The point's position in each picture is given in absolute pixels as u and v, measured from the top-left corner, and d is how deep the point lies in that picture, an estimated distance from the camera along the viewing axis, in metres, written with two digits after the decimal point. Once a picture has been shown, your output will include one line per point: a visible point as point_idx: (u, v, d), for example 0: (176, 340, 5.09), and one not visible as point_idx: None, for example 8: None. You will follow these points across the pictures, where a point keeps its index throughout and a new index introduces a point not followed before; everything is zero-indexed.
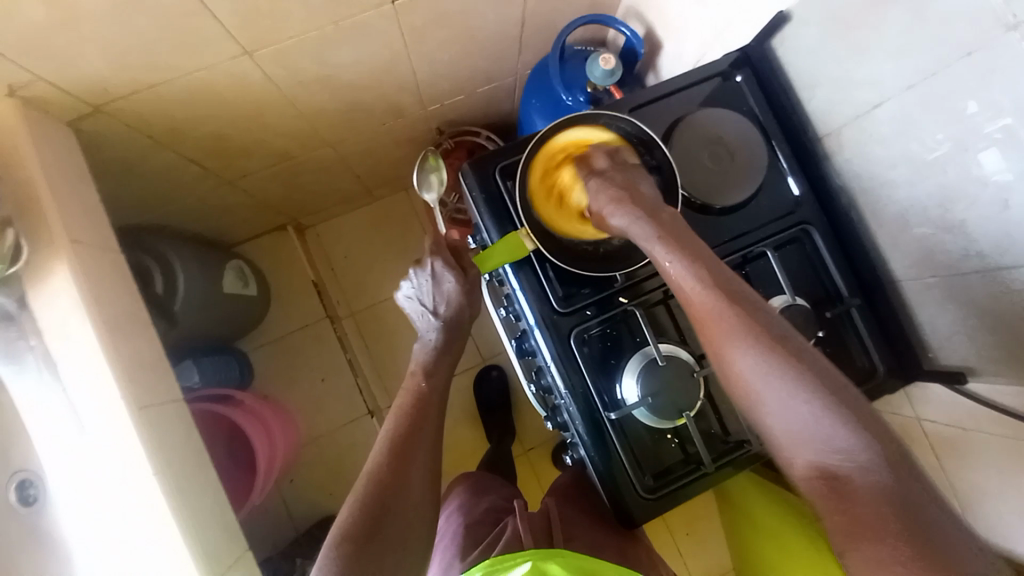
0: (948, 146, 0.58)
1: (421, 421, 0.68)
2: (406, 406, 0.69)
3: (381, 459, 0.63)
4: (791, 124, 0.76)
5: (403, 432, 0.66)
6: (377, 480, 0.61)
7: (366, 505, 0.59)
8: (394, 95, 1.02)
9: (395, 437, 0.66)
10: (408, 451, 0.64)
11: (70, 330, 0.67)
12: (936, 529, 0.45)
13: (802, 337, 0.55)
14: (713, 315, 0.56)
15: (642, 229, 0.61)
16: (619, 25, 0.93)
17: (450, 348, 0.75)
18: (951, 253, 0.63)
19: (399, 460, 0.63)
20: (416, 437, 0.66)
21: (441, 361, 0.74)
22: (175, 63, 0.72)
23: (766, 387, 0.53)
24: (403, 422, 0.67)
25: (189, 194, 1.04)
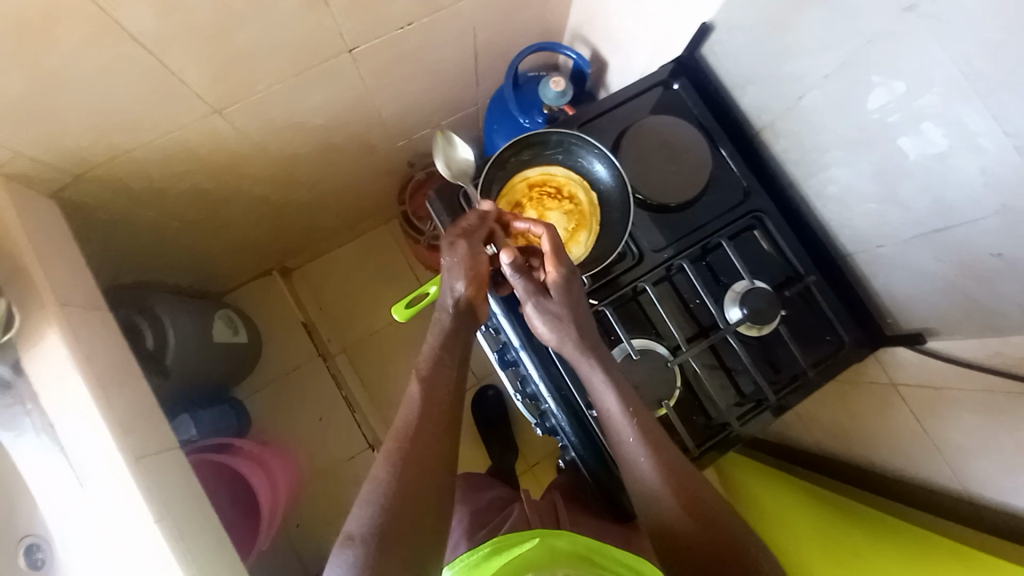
0: (873, 125, 0.63)
1: (426, 419, 0.65)
2: (413, 401, 0.67)
3: (386, 457, 0.63)
4: (730, 123, 0.81)
5: (407, 428, 0.65)
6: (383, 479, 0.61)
7: (380, 503, 0.59)
8: (363, 134, 1.07)
9: (399, 435, 0.64)
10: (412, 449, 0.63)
11: (66, 388, 0.69)
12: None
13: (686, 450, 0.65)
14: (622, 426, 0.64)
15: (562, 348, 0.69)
16: (565, 49, 1.00)
17: (461, 340, 0.72)
18: (892, 224, 0.68)
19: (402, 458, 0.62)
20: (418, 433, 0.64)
21: (444, 355, 0.70)
22: (151, 124, 0.77)
23: (649, 463, 0.63)
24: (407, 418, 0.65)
25: (174, 248, 1.08)
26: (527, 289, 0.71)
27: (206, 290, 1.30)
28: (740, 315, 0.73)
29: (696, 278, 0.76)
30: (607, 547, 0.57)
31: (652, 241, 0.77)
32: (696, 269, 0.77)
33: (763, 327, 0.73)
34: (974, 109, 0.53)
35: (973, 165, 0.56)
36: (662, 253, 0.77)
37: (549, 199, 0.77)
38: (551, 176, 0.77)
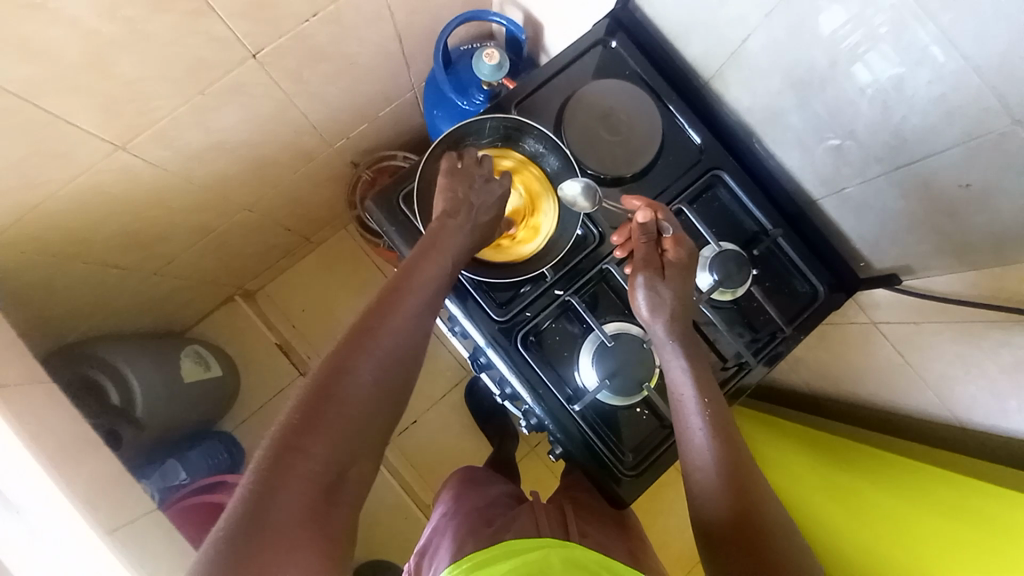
0: (821, 62, 0.59)
1: (352, 391, 0.54)
2: (337, 352, 0.57)
3: (298, 427, 0.51)
4: (676, 76, 0.76)
5: (339, 400, 0.53)
6: (302, 455, 0.49)
7: (305, 407, 0.52)
8: (295, 142, 0.99)
9: (315, 398, 0.53)
10: (348, 423, 0.53)
11: (15, 475, 0.64)
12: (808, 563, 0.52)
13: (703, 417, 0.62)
14: (688, 393, 0.63)
15: (655, 328, 0.67)
16: (494, 16, 0.92)
17: (395, 306, 0.61)
18: (852, 164, 0.64)
19: (332, 429, 0.52)
20: (342, 403, 0.53)
21: (383, 313, 0.60)
22: (50, 175, 0.70)
23: None
24: (329, 382, 0.54)
25: (118, 295, 1.01)
26: (646, 261, 0.69)
27: (167, 329, 1.24)
28: (710, 281, 0.70)
29: None
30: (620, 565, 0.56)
31: (612, 217, 0.73)
32: None
33: (735, 289, 0.70)
34: (926, 32, 0.48)
35: (929, 93, 0.52)
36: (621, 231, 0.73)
37: None
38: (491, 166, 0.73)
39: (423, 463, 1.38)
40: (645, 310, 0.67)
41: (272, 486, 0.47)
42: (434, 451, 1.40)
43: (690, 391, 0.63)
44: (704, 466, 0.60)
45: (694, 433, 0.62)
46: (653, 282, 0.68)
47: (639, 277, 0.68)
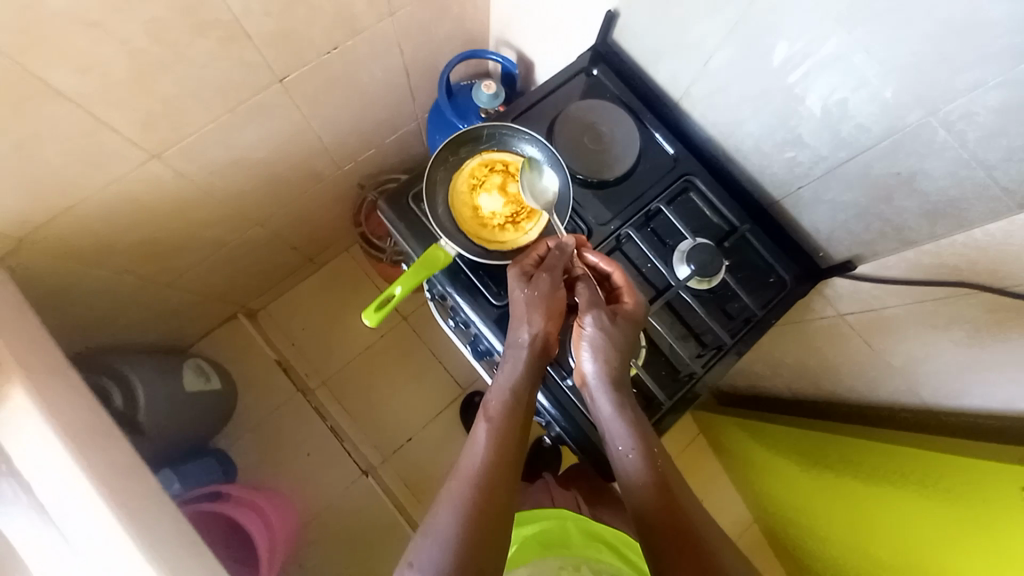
0: (769, 77, 0.70)
1: (502, 481, 0.63)
2: (482, 447, 0.65)
3: (466, 516, 0.59)
4: (651, 98, 0.87)
5: (494, 483, 0.62)
6: (482, 509, 0.60)
7: (480, 467, 0.63)
8: (307, 162, 1.08)
9: (475, 490, 0.61)
10: (499, 472, 0.63)
11: (45, 454, 0.68)
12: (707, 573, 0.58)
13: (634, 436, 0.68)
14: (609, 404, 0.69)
15: (588, 363, 0.71)
16: (490, 54, 1.06)
17: (524, 402, 0.69)
18: (802, 164, 0.74)
19: (492, 481, 0.62)
20: (496, 487, 0.62)
21: (516, 406, 0.69)
22: (91, 181, 0.76)
23: (633, 455, 0.67)
24: (483, 489, 0.61)
25: (133, 305, 1.06)
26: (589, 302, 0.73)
27: (171, 345, 1.27)
28: (688, 272, 0.78)
29: (643, 245, 0.80)
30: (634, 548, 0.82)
31: (598, 214, 0.81)
32: (642, 235, 0.81)
33: (711, 278, 0.77)
34: (848, 43, 0.60)
35: (857, 95, 0.62)
36: (609, 226, 0.81)
37: (508, 181, 0.77)
38: (505, 165, 0.78)
39: (417, 481, 1.39)
40: (593, 355, 0.71)
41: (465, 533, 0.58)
42: (430, 469, 1.40)
43: (604, 400, 0.70)
44: (634, 477, 0.66)
45: (621, 443, 0.68)
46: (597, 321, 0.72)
47: (587, 319, 0.72)
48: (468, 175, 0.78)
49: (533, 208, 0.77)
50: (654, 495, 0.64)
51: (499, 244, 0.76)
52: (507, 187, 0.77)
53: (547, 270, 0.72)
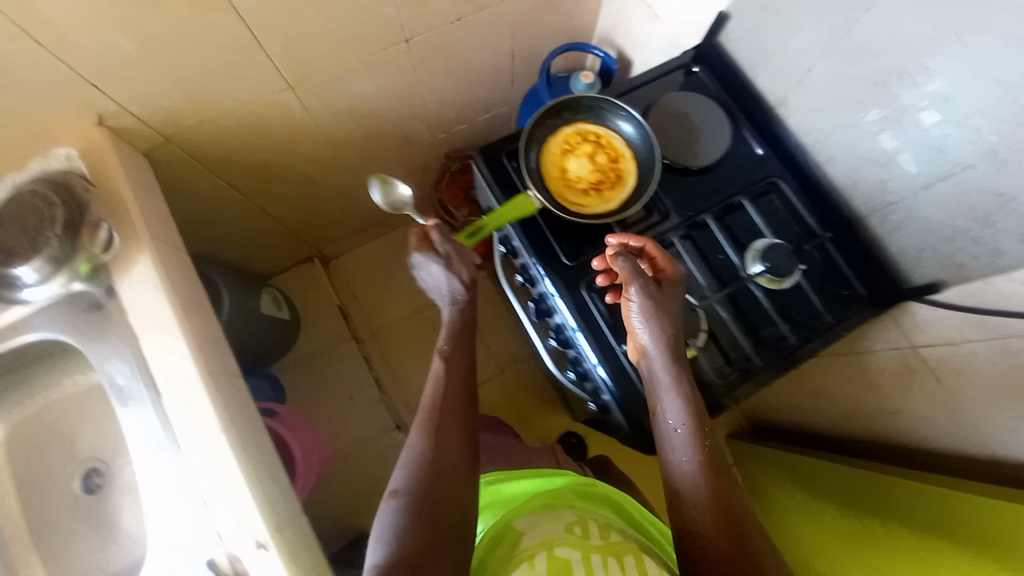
0: (873, 88, 0.71)
1: (453, 408, 0.80)
2: (436, 382, 0.84)
3: (428, 436, 0.76)
4: (746, 101, 0.89)
5: (449, 399, 0.81)
6: (443, 422, 0.78)
7: (436, 393, 0.82)
8: (407, 123, 1.18)
9: (429, 424, 0.78)
10: (451, 394, 0.82)
11: (149, 308, 0.75)
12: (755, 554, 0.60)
13: (687, 413, 0.69)
14: (664, 379, 0.71)
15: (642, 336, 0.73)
16: (593, 48, 1.12)
17: (464, 343, 0.89)
18: (895, 181, 0.74)
19: (447, 404, 0.80)
20: (450, 421, 0.79)
21: (457, 349, 0.88)
22: (235, 95, 0.87)
23: (685, 433, 0.68)
24: (440, 407, 0.80)
25: (231, 222, 1.17)
26: (638, 274, 0.73)
27: (252, 269, 1.39)
28: (761, 269, 0.78)
29: (718, 235, 0.82)
30: (635, 505, 0.81)
31: (676, 200, 0.83)
32: (719, 226, 0.83)
33: (783, 277, 0.78)
34: (960, 57, 0.60)
35: (964, 112, 0.62)
36: (686, 213, 0.83)
37: (599, 151, 0.81)
38: (598, 136, 0.82)
39: None
40: (647, 326, 0.72)
41: (433, 441, 0.75)
42: None
43: (665, 377, 0.71)
44: (684, 458, 0.67)
45: (670, 419, 0.70)
46: (649, 291, 0.73)
47: (635, 290, 0.73)
48: (561, 139, 0.82)
49: (617, 179, 0.81)
50: (705, 478, 0.65)
51: (583, 207, 0.80)
52: (595, 157, 0.81)
53: (443, 242, 0.92)
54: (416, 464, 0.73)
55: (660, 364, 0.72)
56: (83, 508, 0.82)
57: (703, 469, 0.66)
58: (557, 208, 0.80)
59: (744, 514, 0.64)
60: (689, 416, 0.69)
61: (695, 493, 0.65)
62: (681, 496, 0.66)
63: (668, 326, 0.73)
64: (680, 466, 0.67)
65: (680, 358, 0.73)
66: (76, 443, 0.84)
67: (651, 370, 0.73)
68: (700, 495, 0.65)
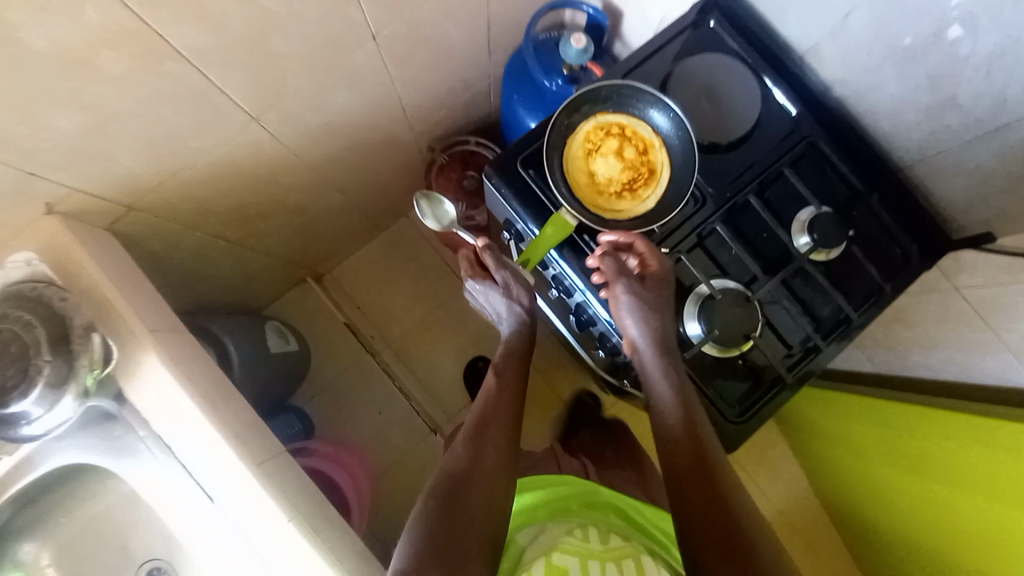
0: (924, 33, 0.63)
1: (502, 415, 0.74)
2: (489, 391, 0.78)
3: (469, 445, 0.70)
4: (771, 54, 0.80)
5: (499, 408, 0.75)
6: (489, 431, 0.72)
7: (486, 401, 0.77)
8: (387, 125, 1.05)
9: (471, 432, 0.72)
10: (500, 402, 0.76)
11: (171, 411, 0.68)
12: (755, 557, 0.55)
13: (675, 391, 0.69)
14: (650, 361, 0.71)
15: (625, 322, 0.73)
16: (580, 4, 0.98)
17: (518, 356, 0.84)
18: (952, 128, 0.67)
19: (496, 412, 0.75)
20: (495, 429, 0.73)
21: (511, 363, 0.82)
22: (197, 144, 0.74)
23: (676, 407, 0.68)
24: (486, 417, 0.74)
25: (217, 269, 1.06)
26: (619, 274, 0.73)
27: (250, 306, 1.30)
28: (809, 242, 0.74)
29: (763, 213, 0.76)
30: (638, 508, 0.80)
31: (711, 182, 0.77)
32: (761, 203, 0.77)
33: (832, 250, 0.73)
34: None
35: None
36: (725, 194, 0.77)
37: (626, 145, 0.76)
38: (622, 128, 0.76)
39: None
40: (632, 317, 0.72)
41: (476, 448, 0.69)
42: None
43: (651, 359, 0.71)
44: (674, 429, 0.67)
45: (659, 393, 0.70)
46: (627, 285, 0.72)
47: (619, 289, 0.72)
48: (583, 138, 0.76)
49: (650, 174, 0.76)
50: (704, 465, 0.63)
51: (620, 211, 0.76)
52: (623, 152, 0.76)
53: (499, 267, 0.87)
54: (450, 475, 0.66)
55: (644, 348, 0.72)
56: None
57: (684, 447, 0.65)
58: (592, 216, 0.76)
59: (738, 504, 0.60)
60: (674, 397, 0.68)
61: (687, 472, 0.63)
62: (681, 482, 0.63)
63: (654, 317, 0.72)
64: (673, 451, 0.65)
65: (670, 347, 0.73)
66: (127, 547, 0.77)
67: (637, 353, 0.73)
68: (700, 493, 0.61)
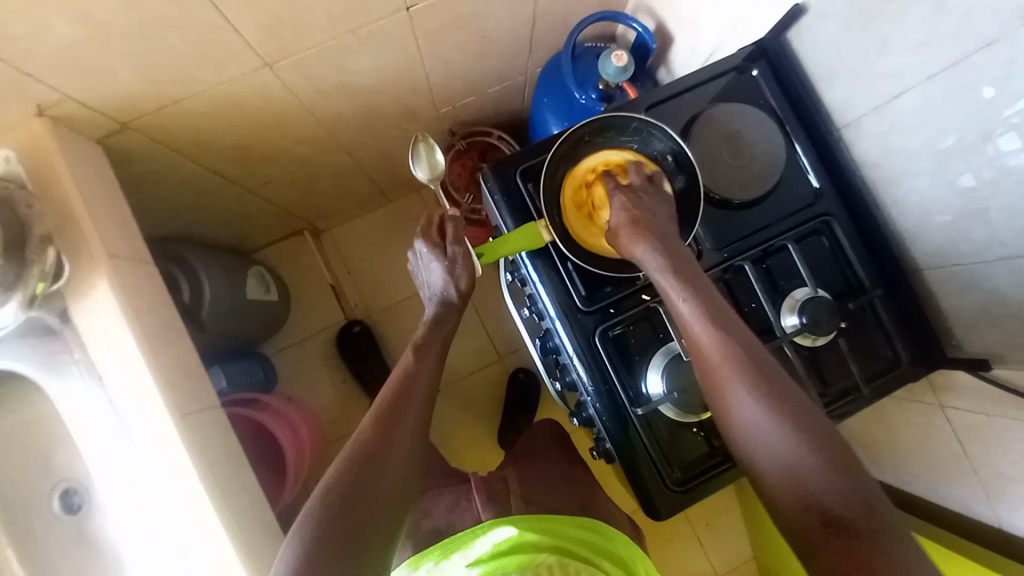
0: (968, 136, 0.58)
1: (414, 405, 0.64)
2: (400, 375, 0.66)
3: (370, 435, 0.60)
4: (809, 121, 0.75)
5: (415, 395, 0.65)
6: (398, 422, 0.62)
7: (395, 386, 0.65)
8: (407, 98, 1.02)
9: (375, 420, 0.62)
10: (410, 388, 0.65)
11: (110, 339, 0.67)
12: (878, 539, 0.49)
13: (746, 364, 0.57)
14: (711, 347, 0.58)
15: (650, 258, 0.63)
16: (630, 21, 0.93)
17: (440, 344, 0.71)
18: (974, 241, 0.63)
19: (408, 402, 0.64)
20: (406, 420, 0.63)
21: (433, 341, 0.70)
22: (202, 77, 0.73)
23: (750, 405, 0.55)
24: (395, 404, 0.63)
25: (209, 203, 1.05)
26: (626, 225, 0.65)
27: (239, 246, 1.29)
28: (796, 324, 0.70)
29: (755, 282, 0.72)
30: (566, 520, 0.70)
31: (709, 238, 0.74)
32: (757, 271, 0.73)
33: (821, 337, 0.69)
34: None
35: None
36: (722, 254, 0.73)
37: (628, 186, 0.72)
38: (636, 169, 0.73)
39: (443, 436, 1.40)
40: (707, 327, 0.59)
41: (381, 442, 0.60)
42: (445, 417, 1.41)
43: (705, 334, 0.58)
44: (762, 441, 0.54)
45: (734, 395, 0.56)
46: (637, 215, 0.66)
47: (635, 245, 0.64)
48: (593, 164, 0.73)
49: None
50: (800, 453, 0.52)
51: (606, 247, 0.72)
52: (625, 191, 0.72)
53: (454, 240, 0.72)
54: (343, 468, 0.58)
55: (694, 324, 0.59)
56: (66, 526, 0.73)
57: (795, 434, 0.53)
58: (577, 242, 0.72)
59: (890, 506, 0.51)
60: (744, 377, 0.56)
61: (781, 479, 0.53)
62: (773, 502, 0.54)
63: (685, 273, 0.62)
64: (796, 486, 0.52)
65: (719, 319, 0.60)
66: (49, 459, 0.74)
67: (685, 332, 0.61)
68: (790, 481, 0.53)
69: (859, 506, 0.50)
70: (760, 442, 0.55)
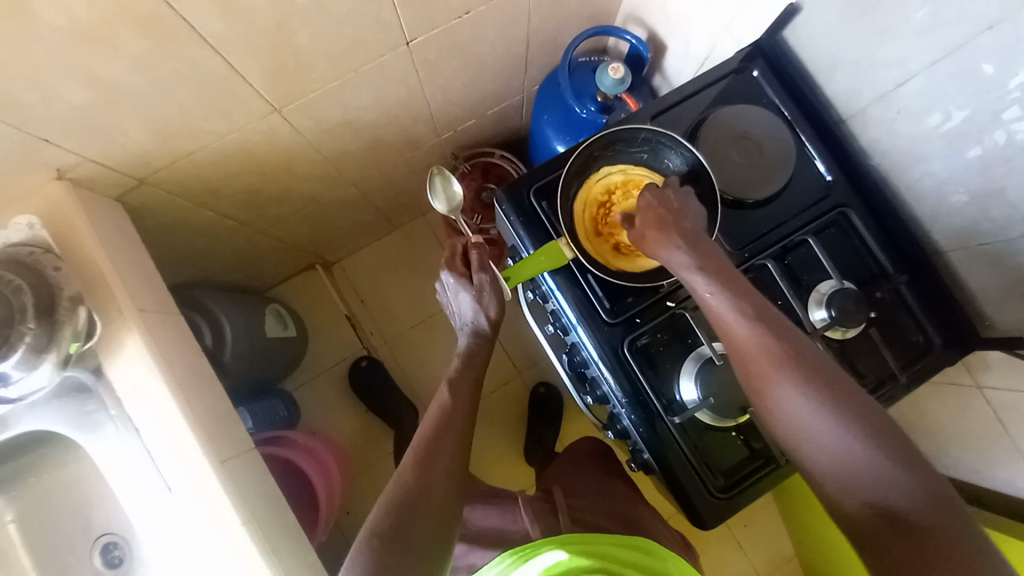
0: (979, 115, 0.58)
1: (451, 439, 0.64)
2: (437, 411, 0.67)
3: (411, 473, 0.60)
4: (814, 114, 0.76)
5: (454, 429, 0.65)
6: (437, 456, 0.62)
7: (435, 421, 0.66)
8: (409, 127, 1.04)
9: (415, 458, 0.62)
10: (448, 423, 0.65)
11: (143, 393, 0.67)
12: (947, 536, 0.46)
13: (786, 361, 0.55)
14: (752, 343, 0.57)
15: (676, 255, 0.63)
16: (623, 33, 0.94)
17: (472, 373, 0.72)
18: (996, 219, 0.62)
19: (448, 436, 0.64)
20: (445, 455, 0.62)
21: (466, 375, 0.71)
22: (213, 128, 0.74)
23: (799, 397, 0.54)
24: (433, 441, 0.63)
25: (223, 248, 1.06)
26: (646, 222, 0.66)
27: (254, 286, 1.31)
28: (826, 318, 0.69)
29: (778, 278, 0.72)
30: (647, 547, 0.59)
31: (727, 239, 0.74)
32: (779, 267, 0.73)
33: (851, 329, 0.68)
34: None
35: None
36: (742, 253, 0.73)
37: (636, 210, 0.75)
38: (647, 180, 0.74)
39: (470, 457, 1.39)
40: (751, 327, 0.58)
41: (421, 479, 0.60)
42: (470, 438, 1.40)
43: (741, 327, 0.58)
44: (812, 435, 0.53)
45: (780, 389, 0.55)
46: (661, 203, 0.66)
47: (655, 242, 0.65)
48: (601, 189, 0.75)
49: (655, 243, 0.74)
50: (857, 443, 0.51)
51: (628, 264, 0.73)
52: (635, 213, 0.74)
53: (481, 268, 0.74)
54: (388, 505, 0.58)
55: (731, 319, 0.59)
56: None
57: (847, 426, 0.51)
58: (597, 256, 0.72)
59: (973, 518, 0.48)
60: (787, 370, 0.55)
61: (837, 471, 0.52)
62: (829, 497, 0.52)
63: (715, 270, 0.61)
64: (858, 484, 0.50)
65: (758, 309, 0.59)
66: (89, 516, 0.75)
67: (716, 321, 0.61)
68: (849, 472, 0.51)
69: (926, 498, 0.48)
70: (813, 437, 0.53)
